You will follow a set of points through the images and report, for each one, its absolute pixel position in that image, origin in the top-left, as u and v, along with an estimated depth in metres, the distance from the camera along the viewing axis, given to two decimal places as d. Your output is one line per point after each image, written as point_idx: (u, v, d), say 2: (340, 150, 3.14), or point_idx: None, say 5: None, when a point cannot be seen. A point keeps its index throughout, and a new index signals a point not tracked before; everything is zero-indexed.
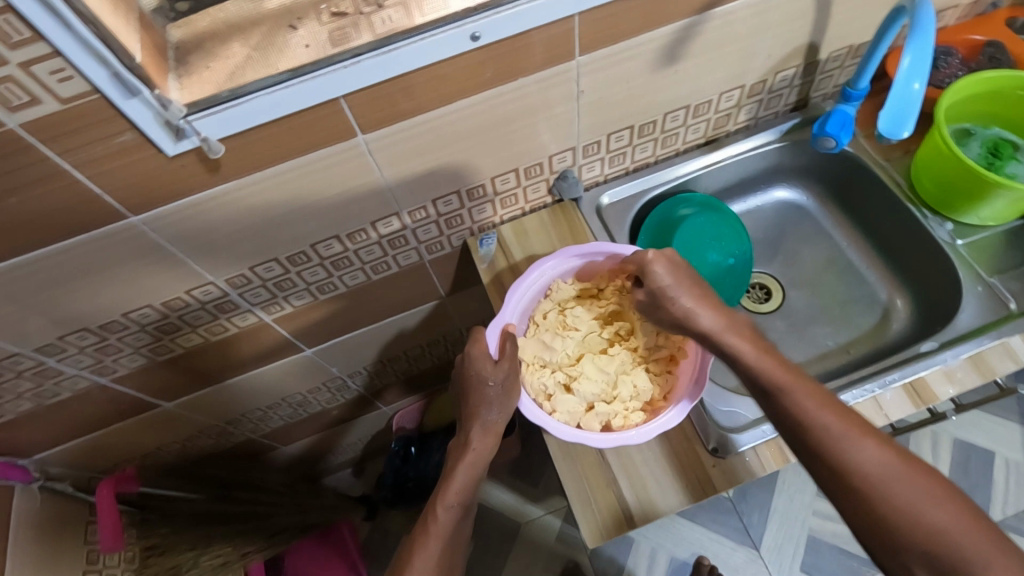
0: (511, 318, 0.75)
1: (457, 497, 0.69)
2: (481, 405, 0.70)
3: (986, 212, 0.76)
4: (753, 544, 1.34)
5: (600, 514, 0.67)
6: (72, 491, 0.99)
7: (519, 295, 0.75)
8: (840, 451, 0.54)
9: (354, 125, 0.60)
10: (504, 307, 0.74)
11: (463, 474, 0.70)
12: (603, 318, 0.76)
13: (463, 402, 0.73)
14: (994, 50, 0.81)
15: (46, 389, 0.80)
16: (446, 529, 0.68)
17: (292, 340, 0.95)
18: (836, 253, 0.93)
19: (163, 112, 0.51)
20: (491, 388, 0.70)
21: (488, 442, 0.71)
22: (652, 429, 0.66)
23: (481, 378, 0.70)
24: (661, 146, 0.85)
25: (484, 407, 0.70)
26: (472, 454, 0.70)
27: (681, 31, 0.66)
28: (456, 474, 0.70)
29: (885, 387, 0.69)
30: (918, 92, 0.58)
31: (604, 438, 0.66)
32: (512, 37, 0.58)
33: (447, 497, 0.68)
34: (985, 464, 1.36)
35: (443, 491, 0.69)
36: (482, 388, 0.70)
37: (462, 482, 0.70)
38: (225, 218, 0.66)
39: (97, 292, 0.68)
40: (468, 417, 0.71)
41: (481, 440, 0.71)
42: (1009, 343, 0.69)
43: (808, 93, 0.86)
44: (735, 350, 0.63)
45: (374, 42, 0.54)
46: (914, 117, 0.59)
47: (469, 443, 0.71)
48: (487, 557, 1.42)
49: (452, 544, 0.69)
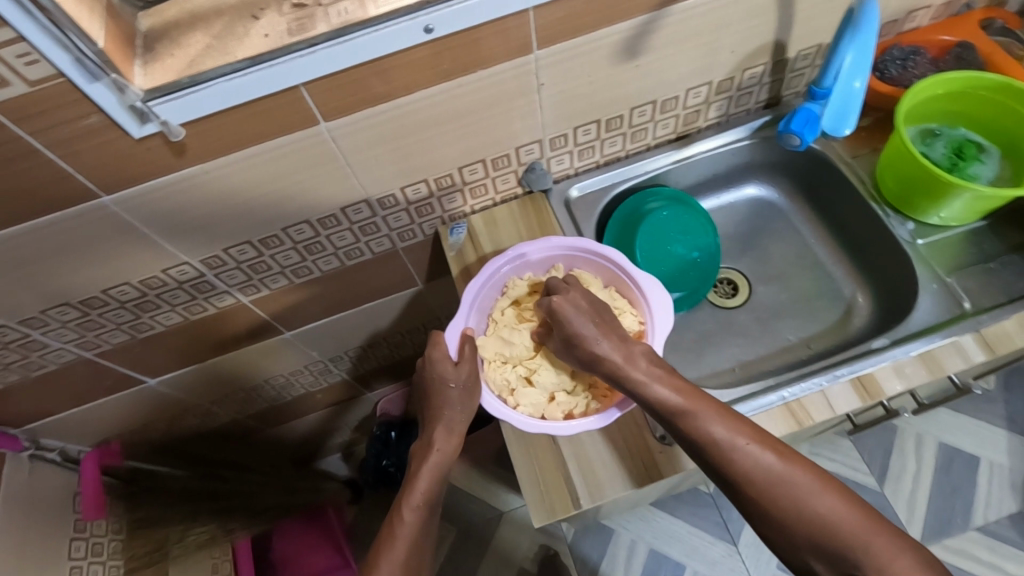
0: (469, 322, 0.77)
1: (422, 498, 0.70)
2: (445, 406, 0.72)
3: (947, 212, 0.77)
4: (731, 539, 1.35)
5: (548, 495, 0.69)
6: (60, 460, 1.03)
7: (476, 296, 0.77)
8: (803, 491, 0.54)
9: (316, 113, 0.63)
10: (460, 309, 0.75)
11: (429, 473, 0.71)
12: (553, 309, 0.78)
13: (427, 405, 0.75)
14: (963, 50, 0.82)
15: (32, 360, 0.84)
16: (413, 530, 0.68)
17: (270, 322, 0.98)
18: (804, 249, 0.94)
19: (122, 96, 0.54)
20: (454, 390, 0.72)
21: (452, 442, 0.73)
22: (604, 418, 0.69)
23: (443, 379, 0.72)
24: (631, 140, 0.86)
25: (448, 409, 0.72)
26: (437, 455, 0.72)
27: (640, 27, 0.68)
28: (423, 476, 0.71)
29: (834, 381, 0.70)
30: (859, 89, 0.71)
31: (568, 426, 0.68)
32: (470, 30, 0.61)
33: (412, 498, 0.70)
34: (969, 469, 1.33)
35: (409, 493, 0.70)
36: (445, 389, 0.72)
37: (423, 483, 0.71)
38: (196, 201, 0.69)
39: (76, 267, 0.72)
40: (432, 418, 0.72)
41: (446, 440, 0.72)
42: (961, 342, 0.70)
43: (778, 91, 0.87)
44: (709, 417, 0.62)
45: (329, 32, 0.57)
46: (855, 110, 0.73)
47: (434, 444, 0.72)
48: (467, 543, 1.44)
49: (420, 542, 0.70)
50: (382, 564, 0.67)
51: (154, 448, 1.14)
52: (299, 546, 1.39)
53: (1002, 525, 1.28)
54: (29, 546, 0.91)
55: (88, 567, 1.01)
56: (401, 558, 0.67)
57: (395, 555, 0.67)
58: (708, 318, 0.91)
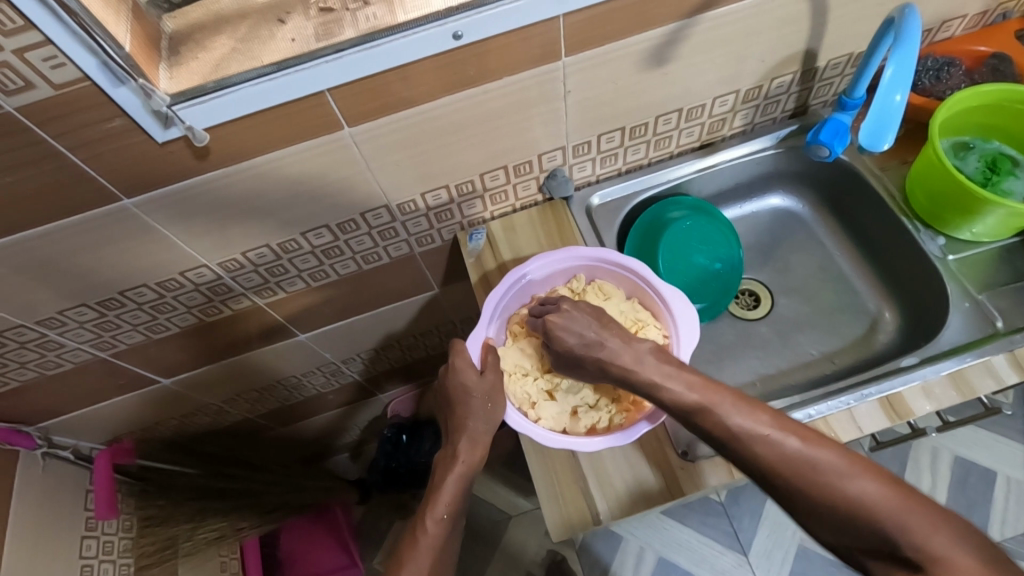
0: (489, 332, 0.76)
1: (447, 509, 0.69)
2: (467, 416, 0.71)
3: (979, 228, 0.75)
4: (742, 550, 1.33)
5: (566, 510, 0.68)
6: (73, 457, 1.01)
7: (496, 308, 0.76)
8: None
9: (339, 118, 0.62)
10: (481, 321, 0.75)
11: (452, 488, 0.70)
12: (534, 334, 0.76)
13: (447, 413, 0.73)
14: (998, 62, 0.80)
15: (48, 359, 0.83)
16: (437, 542, 0.68)
17: (284, 324, 0.97)
18: (829, 262, 0.93)
19: (148, 101, 0.53)
20: (473, 400, 0.70)
21: (476, 455, 0.71)
22: (620, 437, 0.67)
23: (464, 389, 0.71)
24: (654, 148, 0.85)
25: (471, 419, 0.71)
26: (462, 465, 0.70)
27: (669, 34, 0.67)
28: (446, 486, 0.70)
29: (861, 400, 0.69)
30: (899, 103, 0.64)
31: (587, 442, 0.67)
32: (497, 36, 0.59)
33: (436, 509, 0.69)
34: (986, 484, 1.31)
35: (433, 502, 0.69)
36: (464, 397, 0.71)
37: (441, 492, 0.70)
38: (216, 204, 0.68)
39: (95, 269, 0.71)
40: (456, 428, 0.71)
41: (469, 452, 0.71)
42: (992, 362, 0.69)
43: (806, 100, 0.85)
44: None
45: (357, 37, 0.56)
46: (893, 126, 0.66)
47: (458, 454, 0.71)
48: (475, 547, 1.43)
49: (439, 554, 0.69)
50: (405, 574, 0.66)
51: (164, 445, 1.12)
52: (304, 543, 1.40)
53: (1019, 542, 1.25)
54: (40, 546, 0.90)
55: (100, 565, 1.01)
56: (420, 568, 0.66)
57: (415, 566, 0.66)
58: (729, 330, 0.89)
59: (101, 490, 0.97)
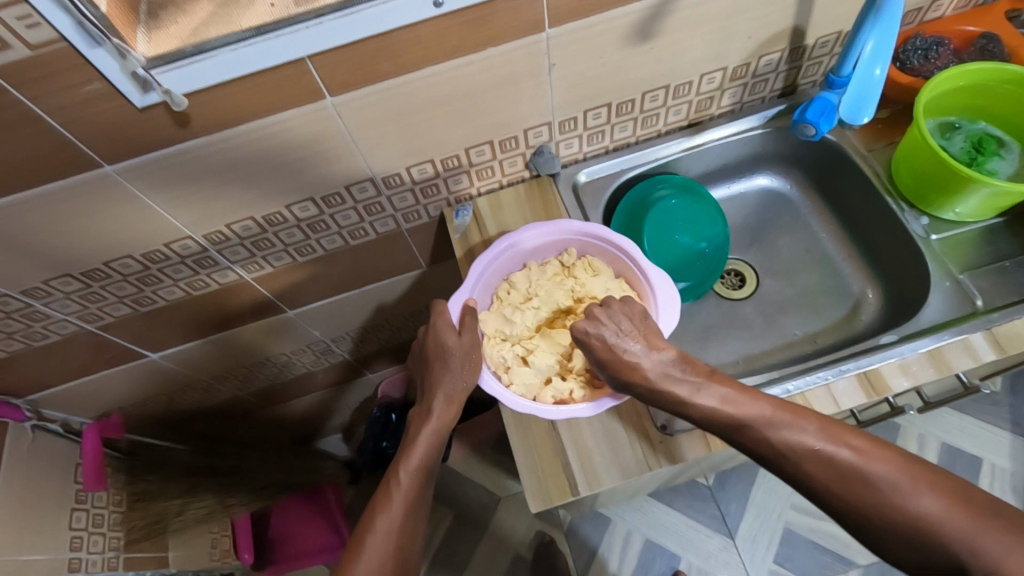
0: (473, 293, 0.77)
1: (418, 464, 0.70)
2: (442, 371, 0.71)
3: (962, 209, 0.75)
4: (728, 532, 1.34)
5: (545, 481, 0.68)
6: (63, 432, 1.01)
7: (483, 270, 0.76)
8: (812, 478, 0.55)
9: (321, 86, 0.62)
10: (466, 281, 0.75)
11: (427, 440, 0.71)
12: (527, 297, 0.77)
13: (427, 372, 0.74)
14: (987, 41, 0.79)
15: (35, 331, 0.84)
16: (410, 492, 0.69)
17: (272, 300, 0.97)
18: (815, 243, 0.93)
19: (125, 62, 0.53)
20: (453, 358, 0.71)
21: (451, 411, 0.72)
22: (599, 405, 0.67)
23: (446, 357, 0.71)
24: (641, 126, 0.85)
25: (446, 374, 0.71)
26: (435, 422, 0.71)
27: (655, 8, 0.66)
28: (419, 442, 0.71)
29: (839, 376, 0.69)
30: (878, 77, 0.70)
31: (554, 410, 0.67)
32: (478, 6, 0.59)
33: (410, 461, 0.70)
34: (971, 471, 1.31)
35: (405, 457, 0.70)
36: (448, 357, 0.71)
37: (420, 448, 0.70)
38: (198, 171, 0.68)
39: (77, 236, 0.71)
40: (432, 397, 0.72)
41: (444, 409, 0.71)
42: (970, 341, 0.69)
43: (795, 79, 0.85)
44: (705, 411, 0.61)
45: (336, 3, 0.56)
46: (874, 97, 0.72)
47: (433, 411, 0.71)
48: (465, 527, 1.45)
49: (419, 508, 0.69)
50: (377, 523, 0.67)
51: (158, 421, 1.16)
52: (298, 523, 1.41)
53: None
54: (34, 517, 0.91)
55: (90, 537, 0.98)
56: (398, 516, 0.67)
57: (392, 515, 0.67)
58: (712, 309, 0.90)
59: (90, 462, 0.97)
